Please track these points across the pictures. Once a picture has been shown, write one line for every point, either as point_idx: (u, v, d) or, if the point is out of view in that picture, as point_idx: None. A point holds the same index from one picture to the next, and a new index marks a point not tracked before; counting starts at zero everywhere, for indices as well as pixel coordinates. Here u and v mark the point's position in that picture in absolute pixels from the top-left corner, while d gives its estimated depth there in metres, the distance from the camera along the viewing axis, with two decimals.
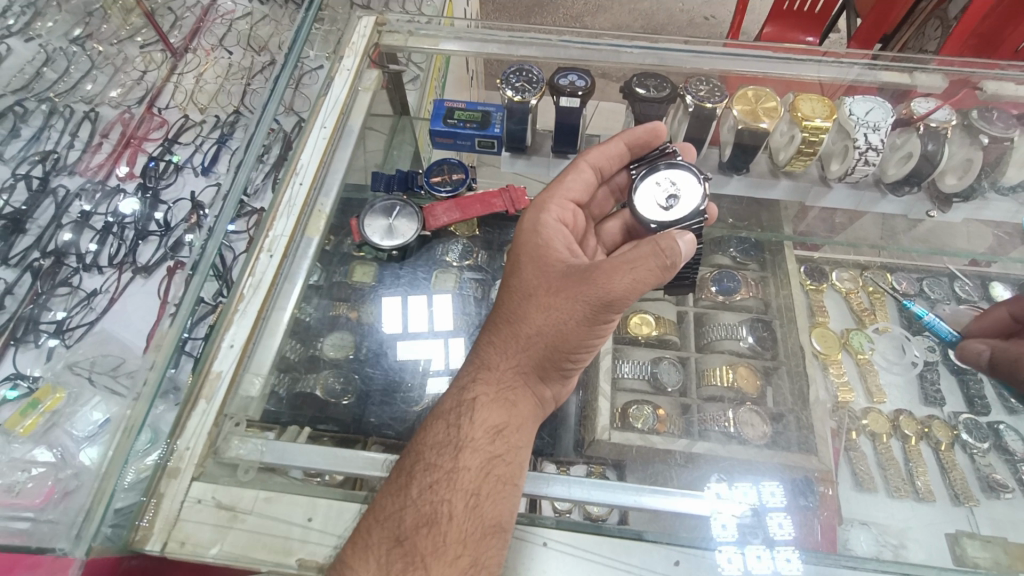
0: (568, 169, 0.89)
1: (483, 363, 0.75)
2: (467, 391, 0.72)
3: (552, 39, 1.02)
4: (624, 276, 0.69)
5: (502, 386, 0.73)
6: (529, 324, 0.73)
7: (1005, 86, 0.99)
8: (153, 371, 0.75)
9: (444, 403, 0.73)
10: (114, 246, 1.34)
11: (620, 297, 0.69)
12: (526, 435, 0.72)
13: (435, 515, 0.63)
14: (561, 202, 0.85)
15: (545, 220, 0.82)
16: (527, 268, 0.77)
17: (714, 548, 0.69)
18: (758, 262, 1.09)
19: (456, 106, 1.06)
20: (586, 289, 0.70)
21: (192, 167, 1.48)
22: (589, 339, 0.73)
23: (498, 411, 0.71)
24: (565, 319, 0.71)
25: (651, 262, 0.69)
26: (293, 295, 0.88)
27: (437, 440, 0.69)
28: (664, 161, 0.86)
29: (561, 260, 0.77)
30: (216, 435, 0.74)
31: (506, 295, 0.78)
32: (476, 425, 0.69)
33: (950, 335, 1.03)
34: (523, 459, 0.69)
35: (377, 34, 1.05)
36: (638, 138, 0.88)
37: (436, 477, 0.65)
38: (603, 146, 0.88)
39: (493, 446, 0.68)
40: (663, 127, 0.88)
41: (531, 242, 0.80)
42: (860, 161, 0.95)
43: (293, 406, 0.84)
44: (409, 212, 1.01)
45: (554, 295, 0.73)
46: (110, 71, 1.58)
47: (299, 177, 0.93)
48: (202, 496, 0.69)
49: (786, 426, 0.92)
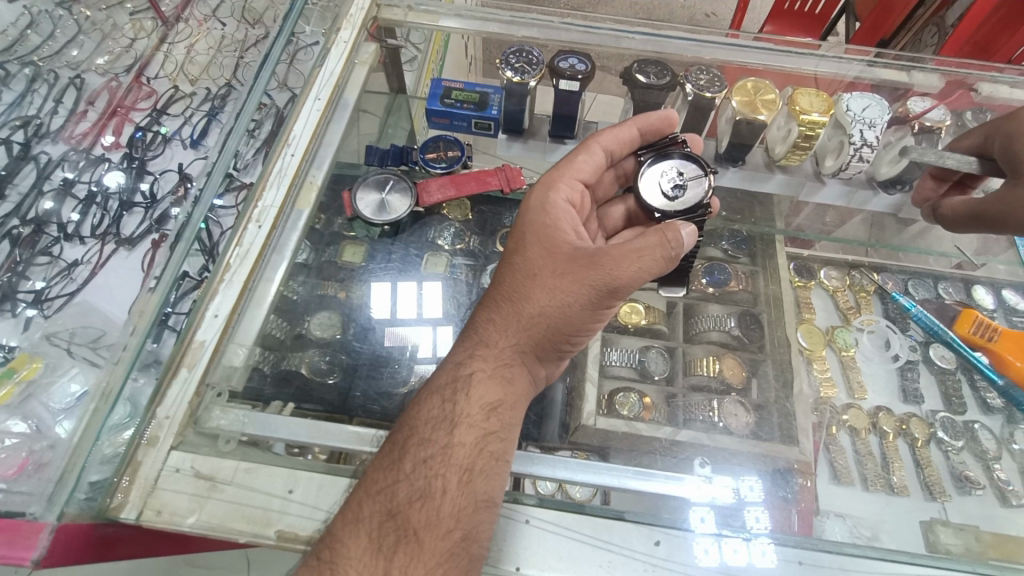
0: (578, 149, 0.87)
1: (481, 341, 0.74)
2: (464, 367, 0.72)
3: (554, 21, 1.01)
4: (631, 264, 0.69)
5: (499, 364, 0.72)
6: (531, 304, 0.72)
7: (999, 89, 0.99)
8: (133, 339, 0.73)
9: (440, 379, 0.72)
10: (97, 216, 1.31)
11: (625, 284, 0.69)
12: (520, 413, 0.72)
13: (429, 489, 0.63)
14: (569, 182, 0.83)
15: (552, 200, 0.80)
16: (532, 247, 0.76)
17: (691, 538, 0.70)
18: (748, 255, 1.09)
19: (454, 86, 1.04)
20: (593, 274, 0.70)
21: (180, 138, 1.44)
22: (590, 322, 0.73)
23: (495, 389, 0.70)
24: (570, 302, 0.71)
25: (658, 252, 0.69)
26: (280, 268, 0.86)
27: (432, 414, 0.68)
28: (675, 150, 0.85)
29: (568, 241, 0.75)
30: (197, 405, 0.73)
31: (508, 271, 0.77)
32: (472, 401, 0.69)
33: (936, 329, 1.05)
34: (516, 436, 0.69)
35: (375, 8, 1.03)
36: (652, 124, 0.86)
37: (431, 452, 0.65)
38: (615, 129, 0.86)
39: (488, 423, 0.68)
40: (676, 116, 0.87)
41: (537, 221, 0.78)
42: (854, 157, 0.95)
43: (278, 383, 0.83)
44: (402, 187, 1.00)
45: (560, 277, 0.72)
46: (97, 37, 1.53)
47: (290, 149, 0.92)
48: (181, 465, 0.68)
49: (767, 415, 0.94)
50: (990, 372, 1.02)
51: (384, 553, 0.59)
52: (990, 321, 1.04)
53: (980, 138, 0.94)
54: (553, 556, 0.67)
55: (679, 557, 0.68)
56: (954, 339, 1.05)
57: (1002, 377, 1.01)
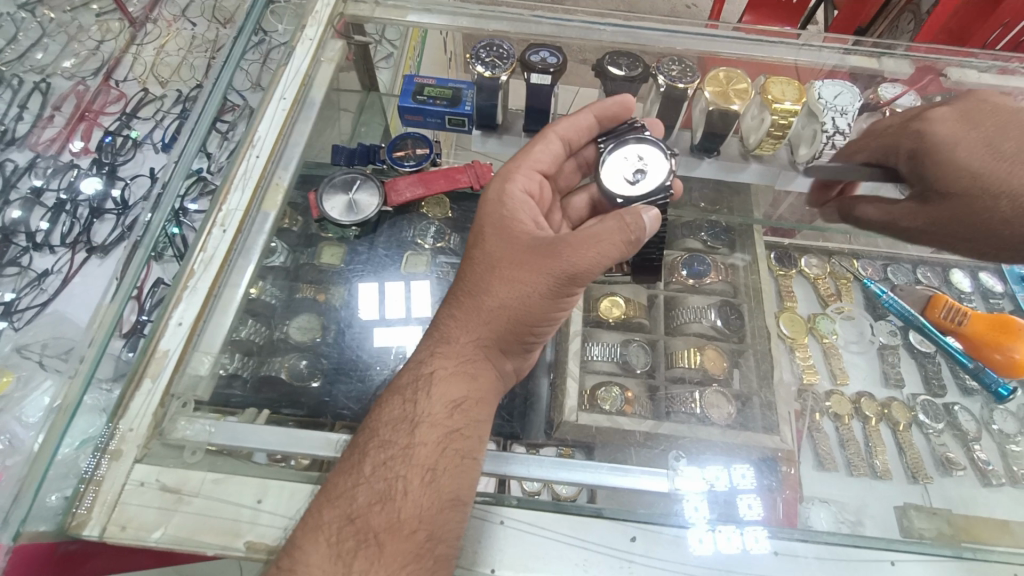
0: (535, 140, 0.87)
1: (443, 337, 0.73)
2: (425, 365, 0.71)
3: (524, 14, 1.00)
4: (589, 250, 0.68)
5: (462, 360, 0.71)
6: (491, 296, 0.71)
7: (968, 73, 1.00)
8: (92, 348, 0.74)
9: (403, 379, 0.71)
10: (67, 224, 1.28)
11: (584, 271, 0.68)
12: (486, 409, 0.71)
13: (390, 491, 0.61)
14: (527, 172, 0.83)
15: (509, 191, 0.79)
16: (490, 239, 0.75)
17: (686, 526, 0.70)
18: (728, 245, 1.09)
19: (426, 82, 1.02)
20: (551, 262, 0.69)
21: (151, 143, 1.41)
22: (552, 312, 0.72)
23: (457, 385, 0.69)
24: (529, 292, 0.70)
25: (617, 237, 0.69)
26: (247, 273, 0.84)
27: (393, 416, 0.67)
28: (632, 135, 0.85)
29: (526, 231, 0.75)
30: (162, 415, 0.72)
31: (468, 266, 0.76)
32: (434, 399, 0.68)
33: (908, 313, 1.05)
34: (482, 433, 0.69)
35: (342, 4, 1.01)
36: (608, 111, 0.86)
37: (391, 453, 0.64)
38: (572, 117, 0.86)
39: (451, 420, 0.67)
40: (632, 101, 0.87)
41: (495, 213, 0.77)
42: (827, 145, 0.94)
43: (256, 389, 0.82)
44: (370, 186, 0.98)
45: (519, 268, 0.71)
46: (63, 39, 1.49)
47: (256, 150, 0.90)
48: (146, 478, 0.67)
49: (749, 405, 0.94)
50: (962, 357, 1.02)
51: (343, 559, 0.58)
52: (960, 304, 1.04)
53: (878, 150, 0.90)
54: (529, 556, 0.67)
55: (659, 549, 0.69)
56: (926, 322, 1.04)
57: (974, 360, 1.02)
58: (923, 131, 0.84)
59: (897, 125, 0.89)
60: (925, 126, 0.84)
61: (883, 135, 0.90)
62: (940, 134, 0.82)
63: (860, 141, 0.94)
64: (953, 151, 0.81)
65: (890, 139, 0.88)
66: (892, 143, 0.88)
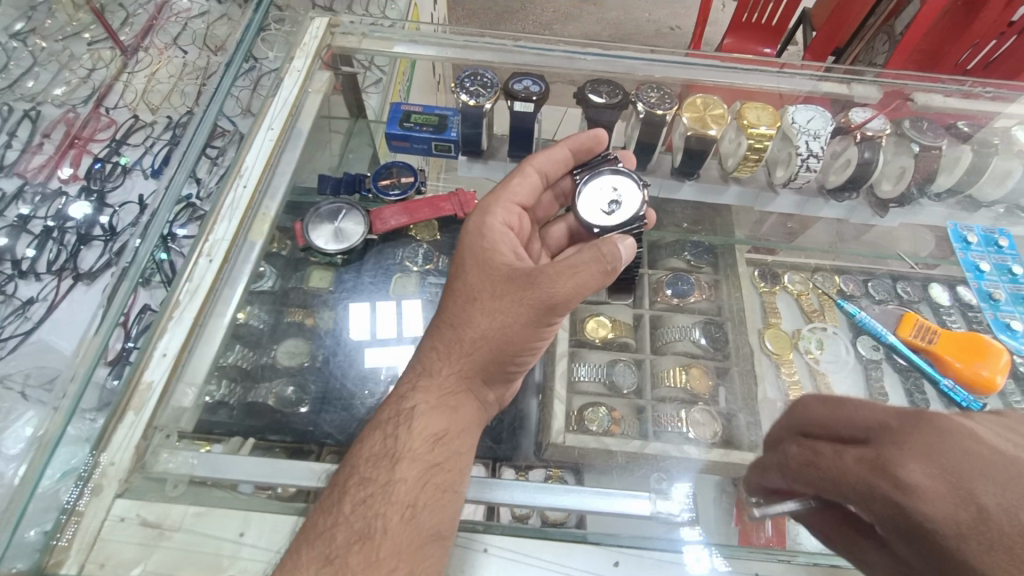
0: (514, 173, 0.89)
1: (425, 370, 0.73)
2: (406, 400, 0.71)
3: (508, 44, 1.02)
4: (568, 280, 0.69)
5: (444, 392, 0.71)
6: (473, 328, 0.72)
7: (934, 98, 1.04)
8: (75, 382, 0.73)
9: (384, 414, 0.71)
10: (54, 251, 1.27)
11: (563, 301, 0.69)
12: (468, 441, 0.71)
13: (369, 529, 0.61)
14: (506, 206, 0.84)
15: (489, 224, 0.81)
16: (472, 271, 0.76)
17: (680, 548, 0.71)
18: (711, 265, 1.11)
19: (412, 110, 1.05)
20: (531, 293, 0.70)
21: (141, 169, 1.42)
22: (533, 341, 0.73)
23: (439, 418, 0.69)
24: (509, 323, 0.70)
25: (594, 267, 0.70)
26: (233, 300, 0.85)
27: (374, 451, 0.67)
28: (607, 167, 0.87)
29: (506, 263, 0.76)
30: (144, 449, 0.71)
31: (449, 298, 0.76)
32: (415, 434, 0.68)
33: (882, 333, 1.03)
34: (463, 466, 0.69)
35: (329, 36, 1.04)
36: (583, 143, 0.89)
37: (370, 491, 0.63)
38: (548, 151, 0.89)
39: (432, 454, 0.67)
40: (606, 135, 0.90)
41: (476, 246, 0.78)
42: (802, 167, 0.99)
43: (244, 416, 0.84)
44: (356, 216, 1.00)
45: (499, 299, 0.72)
46: (54, 68, 1.50)
47: (242, 180, 0.91)
48: (126, 513, 0.66)
49: (736, 425, 0.95)
50: (932, 371, 0.98)
51: None
52: (932, 323, 1.02)
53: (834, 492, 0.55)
54: None
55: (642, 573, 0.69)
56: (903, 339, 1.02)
57: (946, 377, 0.97)
58: (898, 499, 0.48)
59: (858, 454, 0.54)
60: (897, 493, 0.48)
61: (849, 470, 0.53)
62: (934, 517, 0.45)
63: (829, 455, 0.58)
64: (972, 557, 0.43)
65: (866, 488, 0.51)
66: (869, 499, 0.50)
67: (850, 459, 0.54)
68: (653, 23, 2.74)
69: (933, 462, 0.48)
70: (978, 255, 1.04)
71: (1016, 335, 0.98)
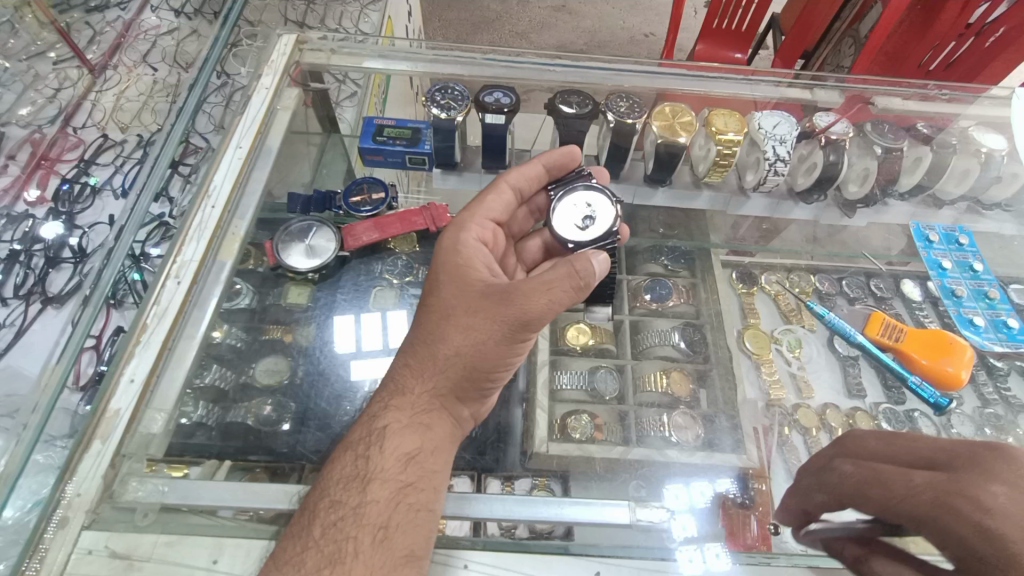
0: (489, 189, 0.90)
1: (398, 389, 0.73)
2: (379, 419, 0.70)
3: (477, 58, 1.04)
4: (541, 296, 0.69)
5: (417, 411, 0.71)
6: (446, 344, 0.71)
7: (893, 101, 1.08)
8: (36, 412, 0.71)
9: (356, 433, 0.71)
10: (20, 275, 1.24)
11: (536, 317, 0.69)
12: (442, 458, 0.71)
13: (340, 554, 0.60)
14: (480, 221, 0.85)
15: (464, 239, 0.81)
16: (445, 287, 0.76)
17: (675, 551, 0.72)
18: (688, 269, 1.13)
19: (385, 124, 1.06)
20: (504, 309, 0.70)
21: (111, 189, 1.39)
22: (507, 357, 0.73)
23: (411, 437, 0.69)
24: (482, 340, 0.70)
25: (567, 283, 0.70)
26: (203, 321, 0.83)
27: (345, 473, 0.67)
28: (581, 183, 0.88)
29: (480, 279, 0.76)
30: (112, 477, 0.69)
31: (423, 314, 0.76)
32: (387, 454, 0.67)
33: (849, 333, 1.04)
34: (438, 484, 0.68)
35: (298, 52, 1.04)
36: (555, 160, 0.90)
37: (341, 514, 0.63)
38: (523, 167, 0.90)
39: (405, 474, 0.67)
40: (578, 151, 0.91)
41: (451, 262, 0.78)
42: (771, 171, 1.01)
43: (223, 437, 0.82)
44: (327, 232, 0.99)
45: (472, 315, 0.71)
46: (18, 88, 1.47)
47: (211, 200, 0.90)
48: (94, 545, 0.65)
49: (717, 427, 0.96)
50: (901, 369, 1.00)
51: None
52: (897, 321, 1.03)
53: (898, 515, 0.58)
54: None
55: None
56: (871, 339, 1.02)
57: (913, 374, 1.00)
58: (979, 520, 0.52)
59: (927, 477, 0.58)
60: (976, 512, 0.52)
61: (923, 489, 0.57)
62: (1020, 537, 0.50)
63: (891, 475, 0.61)
64: None
65: (940, 507, 0.54)
66: (941, 520, 0.54)
67: (919, 479, 0.58)
68: (627, 30, 2.78)
69: (1015, 489, 0.53)
70: (940, 253, 1.07)
71: (978, 330, 1.01)
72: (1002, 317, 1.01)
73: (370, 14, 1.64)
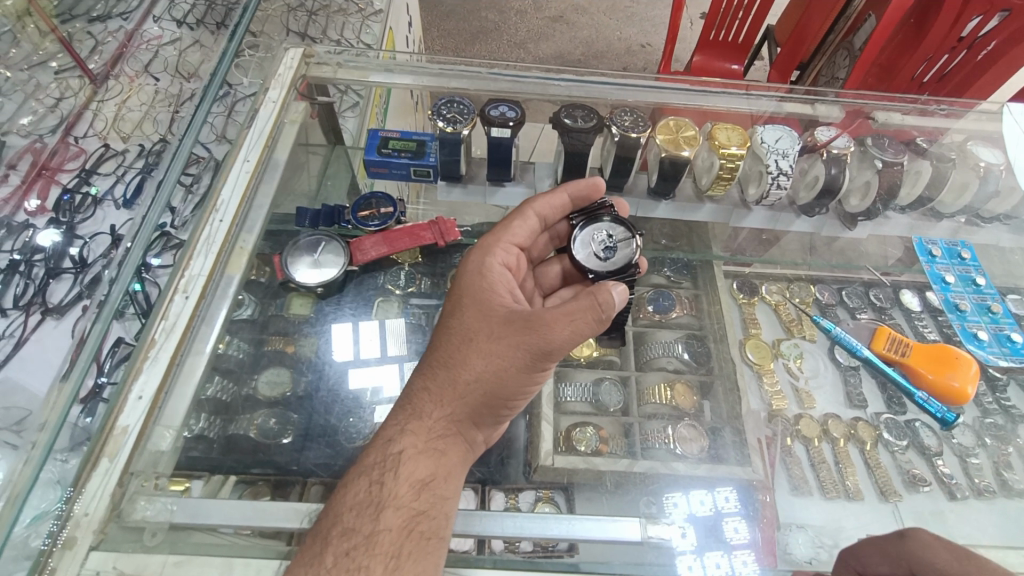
0: (514, 215, 0.91)
1: (415, 412, 0.73)
2: (394, 444, 0.70)
3: (482, 72, 1.04)
4: (565, 326, 0.70)
5: (432, 436, 0.71)
6: (468, 370, 0.72)
7: (892, 116, 1.09)
8: (45, 430, 0.70)
9: (370, 457, 0.70)
10: (20, 286, 1.23)
11: (559, 348, 0.70)
12: (454, 485, 0.71)
13: None
14: (505, 247, 0.87)
15: (489, 264, 0.83)
16: (469, 311, 0.77)
17: (677, 554, 0.75)
18: (690, 280, 1.14)
19: (390, 136, 1.07)
20: (527, 337, 0.70)
21: (112, 199, 1.38)
22: (525, 385, 0.74)
23: (425, 463, 0.69)
24: (504, 367, 0.71)
25: (590, 315, 0.70)
26: (211, 337, 0.82)
27: (358, 499, 0.66)
28: (604, 214, 0.91)
29: (504, 305, 0.77)
30: (120, 496, 0.68)
31: (444, 337, 0.76)
32: (402, 480, 0.67)
33: (857, 348, 1.05)
34: (449, 512, 0.68)
35: (304, 66, 1.04)
36: (581, 192, 0.91)
37: (354, 543, 0.62)
38: (548, 196, 0.91)
39: (418, 501, 0.67)
40: (603, 183, 0.92)
41: (475, 285, 0.80)
42: (773, 184, 1.02)
43: (226, 449, 0.82)
44: (335, 247, 1.00)
45: (495, 341, 0.72)
46: (19, 98, 1.46)
47: (219, 214, 0.89)
48: (101, 566, 0.64)
49: (721, 439, 0.96)
50: (908, 384, 1.01)
51: None
52: (904, 337, 1.04)
53: None
54: None
55: None
56: (877, 356, 1.03)
57: (920, 390, 1.01)
58: None
59: None
60: None
61: None
62: None
63: None
64: None
65: None
66: None
67: None
68: (624, 41, 2.81)
69: None
70: (943, 267, 1.11)
71: (981, 345, 1.03)
72: (1005, 332, 1.04)
73: (372, 26, 1.65)
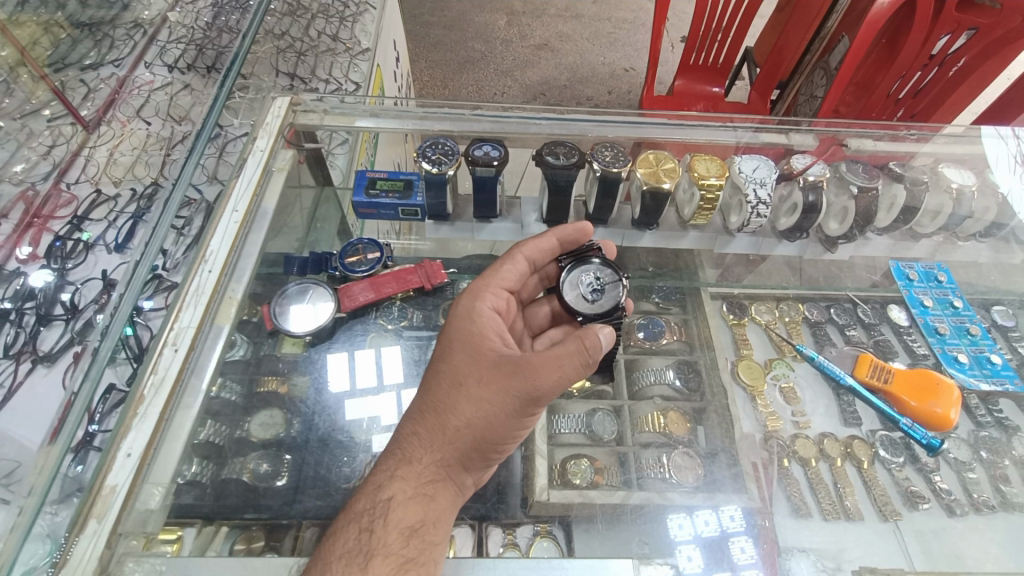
0: (504, 258, 0.93)
1: (405, 457, 0.73)
2: (384, 490, 0.70)
3: (466, 113, 1.07)
4: (552, 372, 0.71)
5: (422, 481, 0.71)
6: (457, 415, 0.73)
7: (865, 142, 1.12)
8: (31, 499, 0.69)
9: (360, 504, 0.70)
10: (11, 334, 1.23)
11: (546, 394, 0.71)
12: (443, 531, 0.70)
13: None
14: (494, 290, 0.89)
15: (480, 308, 0.84)
16: (459, 355, 0.78)
17: None
18: (679, 306, 1.15)
19: (377, 176, 1.09)
20: (516, 383, 0.71)
21: (104, 243, 1.39)
22: (515, 430, 0.74)
23: (415, 509, 0.69)
24: (494, 413, 0.72)
25: (576, 359, 0.72)
26: (200, 390, 0.82)
27: (347, 548, 0.65)
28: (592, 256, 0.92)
29: (493, 349, 0.78)
30: (109, 558, 0.67)
31: (434, 381, 0.77)
32: (391, 527, 0.67)
33: (841, 376, 1.06)
34: (437, 559, 0.67)
35: (291, 114, 1.07)
36: (569, 236, 0.94)
37: None
38: (537, 239, 0.93)
39: (407, 548, 0.66)
40: (591, 227, 0.95)
41: (465, 329, 0.81)
42: (753, 213, 1.05)
43: (217, 497, 0.81)
44: (324, 293, 1.01)
45: (485, 386, 0.73)
46: (12, 146, 1.48)
47: (207, 265, 0.89)
48: None
49: (718, 465, 0.95)
50: (892, 413, 1.02)
51: None
52: (885, 363, 1.07)
53: None
54: None
55: None
56: (861, 382, 1.05)
57: (904, 416, 1.02)
58: None
59: None
60: None
61: None
62: None
63: None
64: None
65: None
66: None
67: None
68: (608, 66, 2.89)
69: None
70: (920, 290, 1.16)
71: (962, 367, 1.08)
72: (984, 353, 1.09)
73: (359, 64, 1.70)
